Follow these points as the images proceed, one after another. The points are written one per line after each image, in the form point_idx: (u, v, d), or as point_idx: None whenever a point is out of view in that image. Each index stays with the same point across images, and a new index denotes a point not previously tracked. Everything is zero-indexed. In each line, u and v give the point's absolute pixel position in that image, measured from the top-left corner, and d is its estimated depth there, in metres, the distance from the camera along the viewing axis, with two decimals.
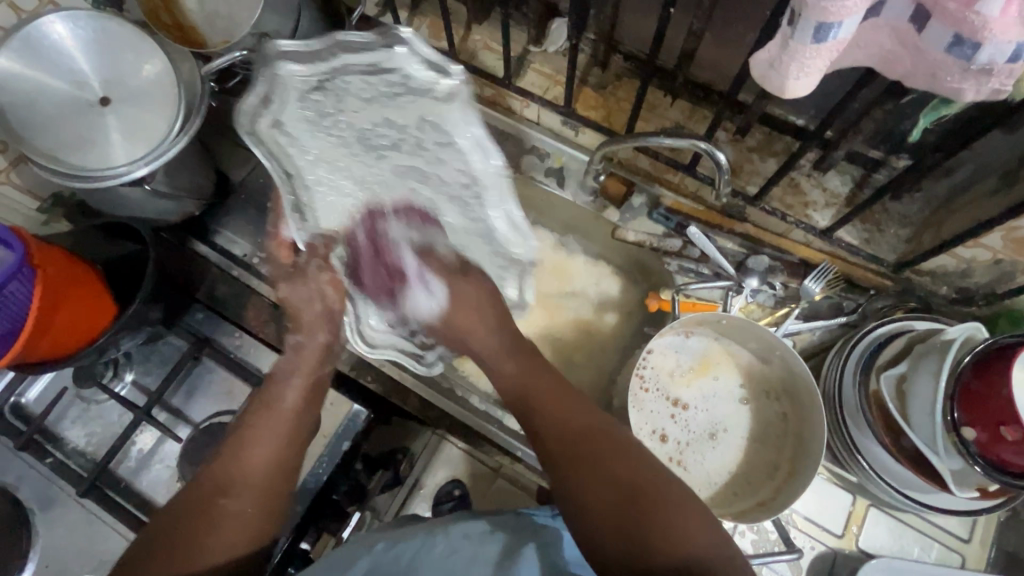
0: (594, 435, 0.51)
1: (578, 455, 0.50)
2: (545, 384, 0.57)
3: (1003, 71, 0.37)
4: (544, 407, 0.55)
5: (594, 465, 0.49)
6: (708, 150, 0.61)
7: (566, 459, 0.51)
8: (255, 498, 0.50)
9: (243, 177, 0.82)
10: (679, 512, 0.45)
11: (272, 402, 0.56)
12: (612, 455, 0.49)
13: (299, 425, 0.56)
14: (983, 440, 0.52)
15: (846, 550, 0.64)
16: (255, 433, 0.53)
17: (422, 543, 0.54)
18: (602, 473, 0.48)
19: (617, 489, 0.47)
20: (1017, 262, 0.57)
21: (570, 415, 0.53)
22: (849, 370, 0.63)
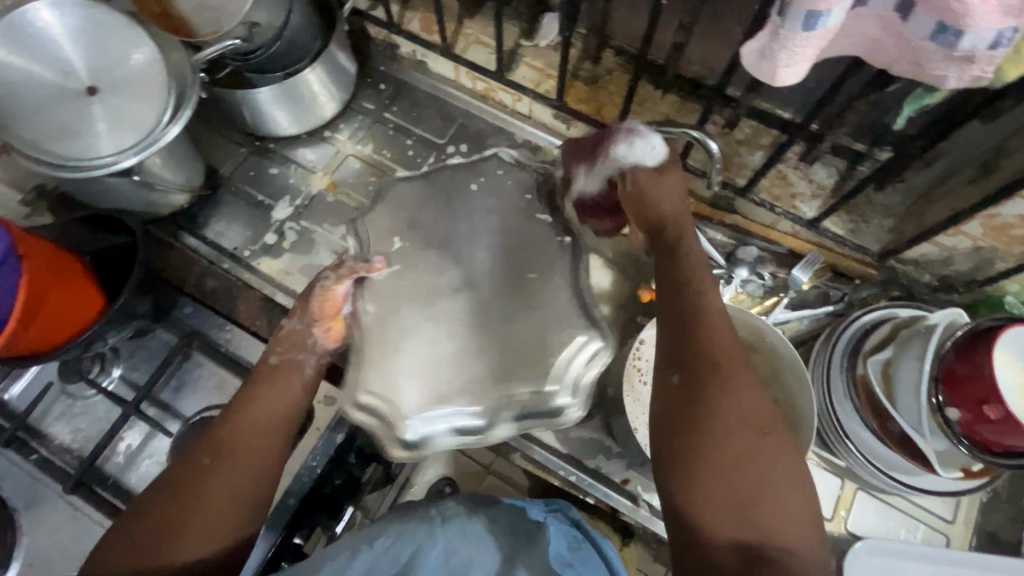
0: (732, 371, 0.47)
1: (710, 391, 0.46)
2: (708, 300, 0.51)
3: (984, 57, 0.38)
4: (702, 407, 0.46)
5: (726, 410, 0.45)
6: (700, 139, 0.62)
7: (694, 391, 0.46)
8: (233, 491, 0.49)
9: (232, 171, 0.82)
10: (796, 499, 0.43)
11: (267, 386, 0.56)
12: (750, 405, 0.45)
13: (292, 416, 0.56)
14: (966, 420, 0.53)
15: (835, 533, 0.65)
16: (252, 401, 0.54)
17: (422, 542, 0.54)
18: (740, 422, 0.45)
19: (745, 451, 0.44)
20: (997, 249, 0.59)
21: (730, 439, 0.44)
22: (837, 356, 0.64)
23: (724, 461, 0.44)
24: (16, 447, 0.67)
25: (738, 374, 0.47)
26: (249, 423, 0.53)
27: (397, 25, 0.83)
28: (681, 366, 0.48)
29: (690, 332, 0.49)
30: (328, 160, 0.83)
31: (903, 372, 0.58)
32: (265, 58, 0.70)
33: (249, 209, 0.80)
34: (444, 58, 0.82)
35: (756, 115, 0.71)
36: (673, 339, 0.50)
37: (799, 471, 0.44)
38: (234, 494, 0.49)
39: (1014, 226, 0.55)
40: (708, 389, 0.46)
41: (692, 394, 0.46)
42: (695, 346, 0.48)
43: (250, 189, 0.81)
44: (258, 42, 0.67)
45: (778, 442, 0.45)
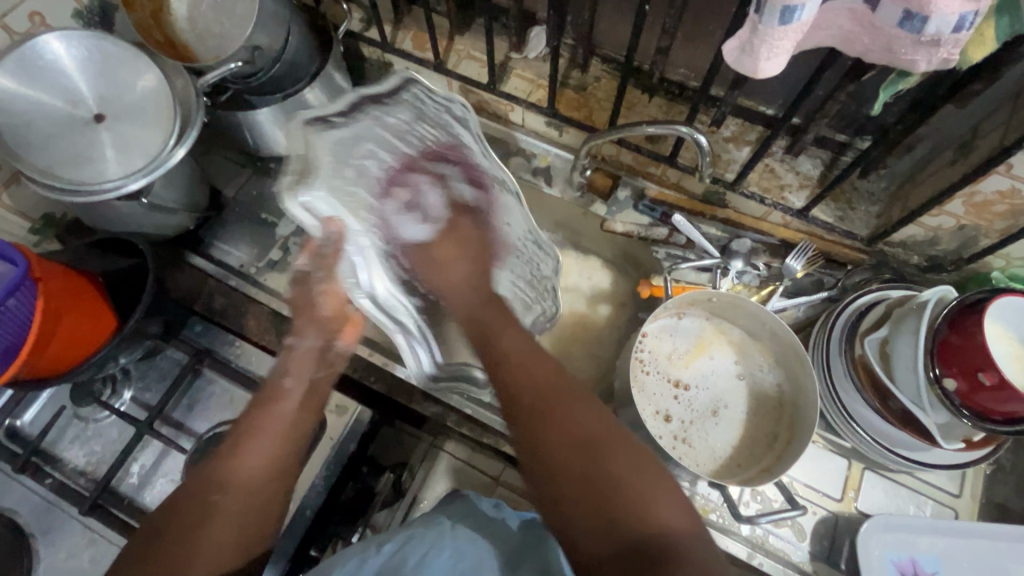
0: (561, 398, 0.48)
1: (558, 415, 0.47)
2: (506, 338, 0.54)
3: (950, 41, 0.41)
4: (545, 415, 0.48)
5: (566, 433, 0.46)
6: (689, 135, 0.65)
7: (531, 432, 0.47)
8: (242, 501, 0.49)
9: (235, 191, 0.84)
10: (664, 495, 0.44)
11: (279, 393, 0.55)
12: (588, 430, 0.46)
13: (301, 423, 0.55)
14: (963, 390, 0.55)
15: (845, 513, 0.66)
16: (249, 441, 0.52)
17: (430, 545, 0.57)
18: (571, 443, 0.46)
19: (595, 444, 0.46)
20: (979, 226, 0.62)
21: (574, 422, 0.47)
22: (835, 338, 0.66)
23: (578, 472, 0.45)
24: (30, 473, 0.67)
25: (574, 393, 0.49)
26: (253, 469, 0.51)
27: (390, 44, 0.86)
28: (510, 404, 0.49)
29: (503, 361, 0.52)
30: None
31: (900, 348, 0.59)
32: (265, 80, 0.72)
33: (254, 228, 0.82)
34: (438, 73, 0.85)
35: (741, 113, 0.74)
36: (499, 367, 0.52)
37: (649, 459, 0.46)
38: (249, 529, 0.50)
39: (994, 202, 0.58)
40: (538, 417, 0.48)
41: (527, 425, 0.48)
42: (518, 384, 0.50)
43: (253, 208, 0.83)
44: (259, 65, 0.69)
45: (616, 443, 0.46)
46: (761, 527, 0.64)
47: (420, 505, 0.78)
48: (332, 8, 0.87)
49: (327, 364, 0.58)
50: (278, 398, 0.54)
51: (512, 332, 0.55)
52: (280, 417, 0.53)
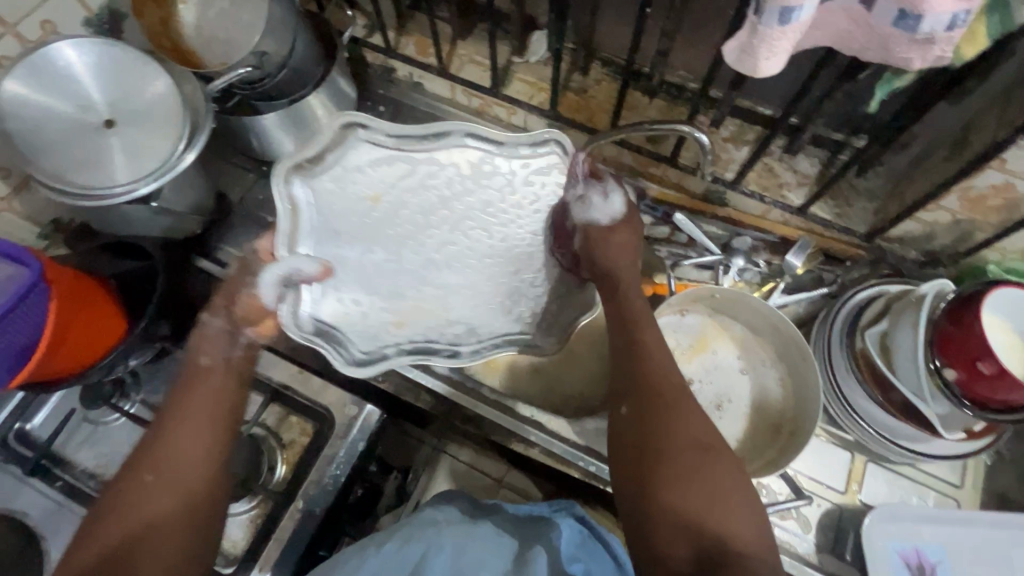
0: (681, 403, 0.55)
1: (665, 411, 0.54)
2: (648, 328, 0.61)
3: (943, 38, 0.42)
4: (661, 414, 0.54)
5: (677, 436, 0.53)
6: (691, 133, 0.66)
7: (635, 445, 0.54)
8: (181, 494, 0.51)
9: (241, 196, 0.85)
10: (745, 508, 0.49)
11: (195, 381, 0.56)
12: (693, 440, 0.52)
13: (225, 407, 0.56)
14: (963, 379, 0.56)
15: (849, 505, 0.66)
16: (176, 434, 0.53)
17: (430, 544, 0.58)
18: (691, 444, 0.52)
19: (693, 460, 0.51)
20: (974, 221, 0.63)
21: (686, 425, 0.53)
22: (836, 333, 0.67)
23: (685, 465, 0.51)
24: (40, 475, 0.67)
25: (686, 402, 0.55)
26: (183, 453, 0.52)
27: (394, 49, 0.87)
28: (635, 412, 0.55)
29: (641, 353, 0.59)
30: None
31: (900, 341, 0.61)
32: (273, 85, 0.73)
33: (261, 231, 0.83)
34: (440, 78, 0.87)
35: (739, 113, 0.75)
36: (627, 359, 0.59)
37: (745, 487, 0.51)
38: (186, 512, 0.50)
39: (988, 196, 0.59)
40: (652, 416, 0.54)
41: (643, 419, 0.55)
42: (644, 381, 0.57)
43: (259, 211, 0.84)
44: (267, 70, 0.70)
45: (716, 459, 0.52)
46: (766, 519, 0.65)
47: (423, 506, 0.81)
48: (336, 15, 0.88)
49: (241, 346, 0.60)
50: (201, 375, 0.56)
51: (651, 340, 0.60)
52: (212, 393, 0.56)
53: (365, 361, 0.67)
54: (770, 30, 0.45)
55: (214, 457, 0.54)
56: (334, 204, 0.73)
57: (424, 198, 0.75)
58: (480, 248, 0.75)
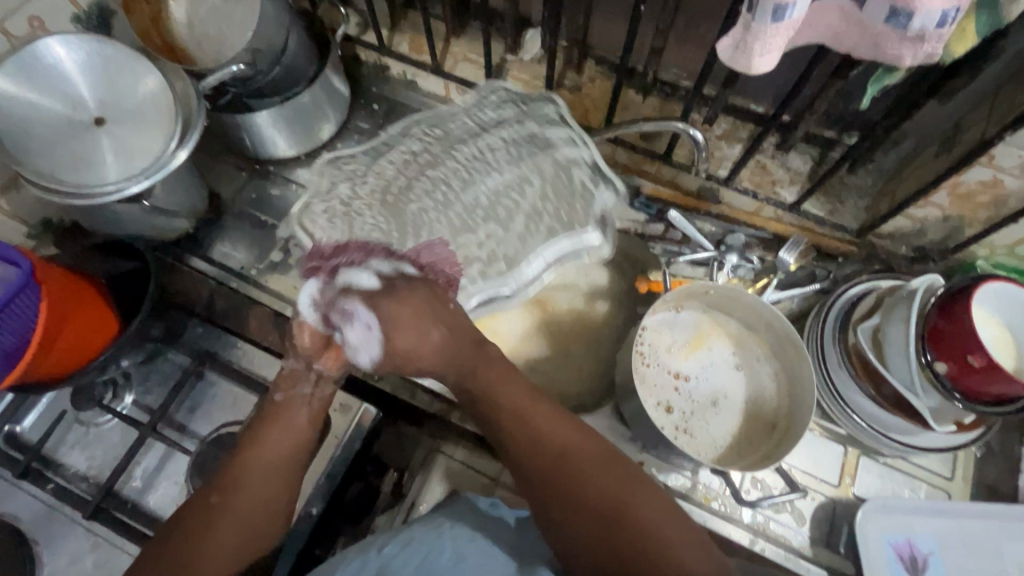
0: (578, 454, 0.51)
1: (568, 476, 0.50)
2: (499, 378, 0.55)
3: (933, 36, 0.43)
4: (561, 483, 0.50)
5: (584, 503, 0.49)
6: (685, 129, 0.67)
7: (546, 517, 0.50)
8: (251, 500, 0.52)
9: (233, 194, 0.84)
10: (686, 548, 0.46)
11: (292, 398, 0.58)
12: (603, 492, 0.49)
13: (309, 433, 0.57)
14: (954, 372, 0.57)
15: (843, 498, 0.67)
16: (262, 443, 0.55)
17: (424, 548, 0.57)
18: (591, 513, 0.48)
19: (604, 502, 0.48)
20: (963, 217, 0.64)
21: (590, 481, 0.49)
22: (829, 328, 0.68)
23: (598, 533, 0.48)
24: (31, 478, 0.67)
25: (583, 455, 0.51)
26: (259, 487, 0.53)
27: (387, 48, 0.87)
28: (536, 481, 0.51)
29: (485, 400, 0.54)
30: None
31: (892, 335, 0.61)
32: (265, 83, 0.73)
33: (254, 230, 0.82)
34: (435, 77, 0.87)
35: (732, 111, 0.76)
36: (489, 417, 0.54)
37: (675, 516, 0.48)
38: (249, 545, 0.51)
39: (977, 192, 0.60)
40: (562, 483, 0.49)
41: (547, 489, 0.50)
42: (526, 453, 0.51)
43: (252, 210, 0.83)
44: (259, 68, 0.70)
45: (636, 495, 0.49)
46: (761, 513, 0.66)
47: None
48: (329, 13, 0.88)
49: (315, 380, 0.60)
50: (282, 408, 0.57)
51: (497, 375, 0.54)
52: (294, 426, 0.56)
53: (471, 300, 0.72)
54: (764, 27, 0.45)
55: (283, 496, 0.54)
56: (359, 218, 0.70)
57: (427, 161, 0.74)
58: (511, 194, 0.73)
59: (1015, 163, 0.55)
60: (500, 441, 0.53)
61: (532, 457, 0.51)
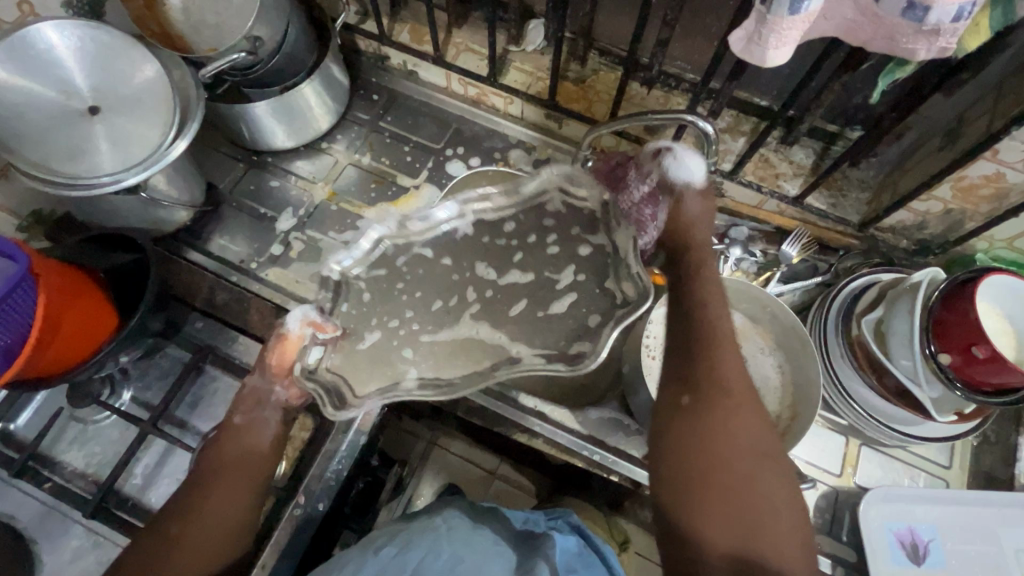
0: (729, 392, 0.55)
1: (732, 410, 0.53)
2: (720, 324, 0.59)
3: (948, 30, 0.43)
4: (723, 410, 0.53)
5: (734, 447, 0.52)
6: (693, 121, 0.66)
7: (685, 439, 0.53)
8: (213, 534, 0.56)
9: (231, 186, 0.82)
10: (787, 526, 0.49)
11: (249, 434, 0.61)
12: (750, 452, 0.52)
13: (264, 466, 0.61)
14: (957, 363, 0.58)
15: (845, 487, 0.68)
16: (223, 477, 0.59)
17: (428, 550, 0.57)
18: (747, 457, 0.51)
19: (744, 470, 0.51)
20: (965, 210, 0.65)
21: (750, 428, 0.53)
22: (832, 320, 0.69)
23: (734, 477, 0.51)
24: (29, 477, 0.65)
25: (747, 407, 0.54)
26: (223, 511, 0.57)
27: (387, 37, 0.85)
28: (696, 393, 0.55)
29: (696, 334, 0.58)
30: (323, 170, 0.84)
31: (895, 327, 0.62)
32: (264, 72, 0.71)
33: (254, 222, 0.81)
34: (436, 67, 0.85)
35: (737, 105, 0.76)
36: (692, 352, 0.57)
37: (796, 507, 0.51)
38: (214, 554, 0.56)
39: (980, 185, 0.61)
40: (713, 418, 0.53)
41: (698, 413, 0.54)
42: (704, 376, 0.55)
43: (252, 202, 0.82)
44: (260, 56, 0.68)
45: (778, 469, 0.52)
46: None
47: (414, 501, 0.90)
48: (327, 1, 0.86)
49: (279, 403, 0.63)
50: (254, 432, 0.62)
51: (725, 338, 0.58)
52: (258, 450, 0.61)
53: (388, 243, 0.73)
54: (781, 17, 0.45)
55: (247, 516, 0.58)
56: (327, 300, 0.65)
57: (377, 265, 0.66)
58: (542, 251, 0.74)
59: (1018, 158, 0.56)
60: (687, 361, 0.57)
61: (703, 385, 0.55)
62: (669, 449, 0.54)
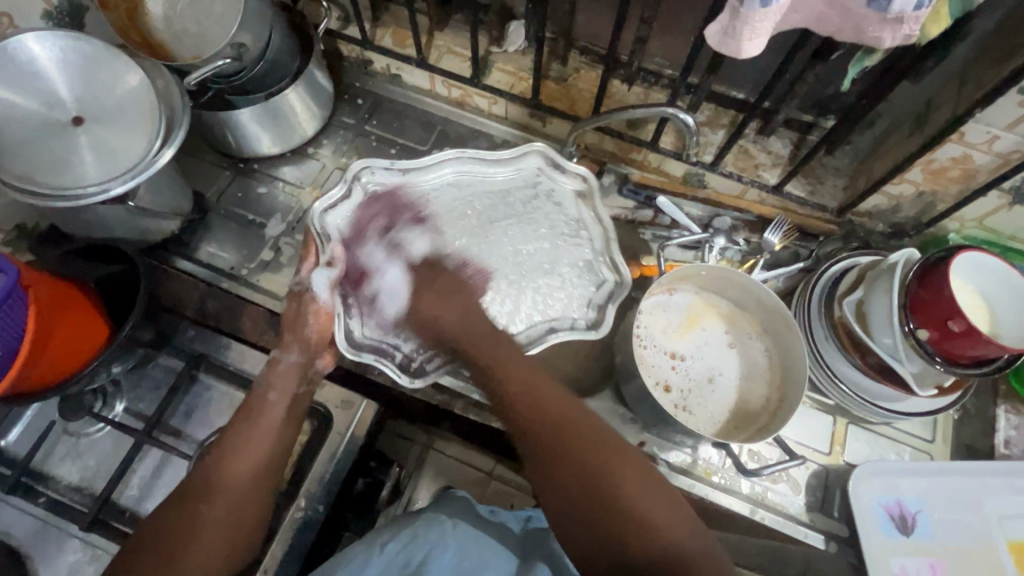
0: (575, 428, 0.56)
1: (547, 426, 0.56)
2: (512, 360, 0.62)
3: (911, 18, 0.45)
4: (523, 409, 0.58)
5: (551, 433, 0.56)
6: (675, 114, 0.69)
7: (557, 448, 0.55)
8: (229, 503, 0.57)
9: (217, 194, 0.82)
10: (659, 500, 0.52)
11: (258, 412, 0.62)
12: (606, 456, 0.54)
13: (278, 439, 0.62)
14: (935, 338, 0.61)
15: (834, 466, 0.70)
16: (241, 448, 0.59)
17: (433, 547, 0.58)
18: (584, 464, 0.53)
19: (612, 479, 0.53)
20: (936, 192, 0.68)
21: (544, 404, 0.57)
22: (815, 303, 0.71)
23: (575, 482, 0.53)
24: (22, 493, 0.64)
25: (583, 424, 0.56)
26: (236, 491, 0.58)
27: (370, 41, 0.86)
28: (511, 412, 0.58)
29: (485, 353, 0.63)
30: (310, 174, 0.85)
31: (875, 307, 0.65)
32: (248, 78, 0.71)
33: (243, 229, 0.80)
34: (419, 69, 0.86)
35: (714, 98, 0.78)
36: (489, 377, 0.61)
37: (653, 489, 0.53)
38: (225, 551, 0.55)
39: (949, 168, 0.64)
40: (569, 438, 0.55)
41: (558, 430, 0.56)
42: (512, 395, 0.59)
43: (240, 209, 0.82)
44: (244, 63, 0.68)
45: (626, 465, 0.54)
46: (759, 484, 0.68)
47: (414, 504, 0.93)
48: (308, 7, 0.87)
49: (306, 381, 0.66)
50: (260, 410, 0.62)
51: (496, 352, 0.63)
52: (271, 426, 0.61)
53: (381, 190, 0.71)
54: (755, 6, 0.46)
55: (261, 503, 0.59)
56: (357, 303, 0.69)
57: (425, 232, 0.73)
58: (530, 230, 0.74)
59: (984, 139, 0.59)
60: (487, 375, 0.61)
61: (506, 396, 0.59)
62: (551, 484, 0.54)
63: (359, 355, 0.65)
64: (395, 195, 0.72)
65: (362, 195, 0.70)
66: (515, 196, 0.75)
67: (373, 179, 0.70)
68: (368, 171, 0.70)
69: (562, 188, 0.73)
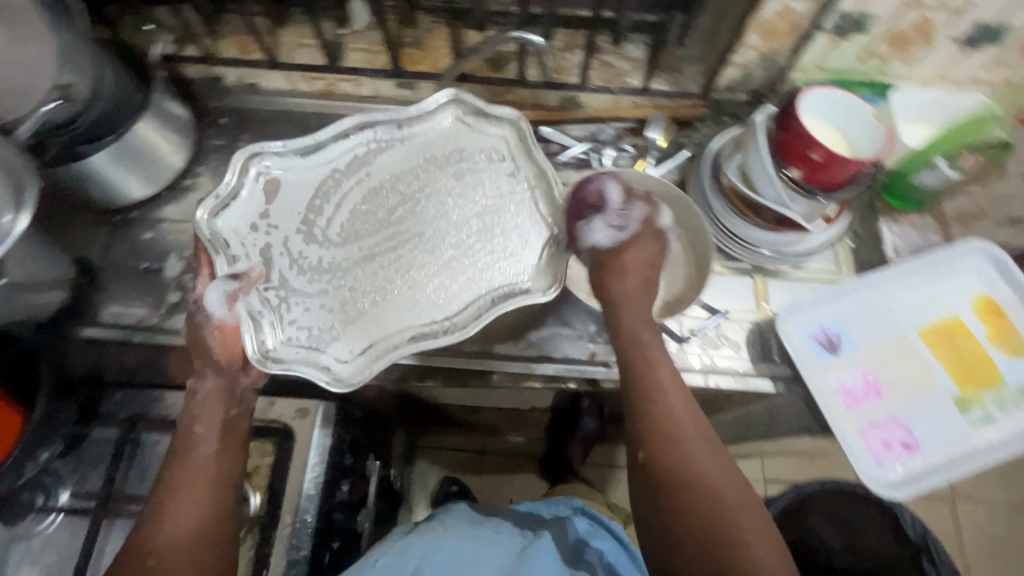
0: (709, 477, 0.56)
1: (679, 481, 0.56)
2: (670, 380, 0.61)
3: None
4: (655, 421, 0.58)
5: (675, 462, 0.56)
6: (522, 37, 0.71)
7: (674, 475, 0.56)
8: (185, 553, 0.52)
9: (102, 253, 0.78)
10: (770, 551, 0.52)
11: (188, 451, 0.57)
12: (730, 498, 0.55)
13: (221, 469, 0.57)
14: (806, 175, 0.67)
15: (765, 318, 0.75)
16: (175, 494, 0.55)
17: (423, 551, 0.65)
18: (701, 510, 0.54)
19: (732, 522, 0.53)
20: (774, 50, 0.74)
21: (677, 423, 0.58)
22: (705, 179, 0.76)
23: (699, 533, 0.53)
24: None
25: (705, 463, 0.57)
26: (185, 540, 0.53)
27: (213, 56, 0.83)
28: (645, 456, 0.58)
29: (639, 368, 0.62)
30: (194, 206, 0.81)
31: (753, 164, 0.70)
32: (89, 124, 0.66)
33: (141, 279, 0.77)
34: (274, 71, 0.84)
35: (562, 22, 0.81)
36: (630, 380, 0.62)
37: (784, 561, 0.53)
38: None
39: (777, 24, 0.69)
40: (688, 477, 0.55)
41: (675, 457, 0.57)
42: (647, 428, 0.59)
43: (131, 261, 0.77)
44: (77, 106, 0.64)
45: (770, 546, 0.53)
46: (704, 355, 0.73)
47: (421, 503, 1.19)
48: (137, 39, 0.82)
49: (237, 401, 0.62)
50: (190, 447, 0.57)
51: (659, 373, 0.61)
52: (208, 462, 0.57)
53: (280, 175, 0.71)
54: None
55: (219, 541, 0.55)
56: (290, 309, 0.68)
57: (342, 232, 0.71)
58: (472, 193, 0.73)
59: None
60: (641, 397, 0.60)
61: (635, 402, 0.60)
62: (664, 511, 0.56)
63: (278, 361, 0.64)
64: (293, 179, 0.72)
65: (254, 185, 0.71)
66: (438, 151, 0.75)
67: (266, 166, 0.71)
68: (257, 158, 0.70)
69: (499, 140, 0.75)
